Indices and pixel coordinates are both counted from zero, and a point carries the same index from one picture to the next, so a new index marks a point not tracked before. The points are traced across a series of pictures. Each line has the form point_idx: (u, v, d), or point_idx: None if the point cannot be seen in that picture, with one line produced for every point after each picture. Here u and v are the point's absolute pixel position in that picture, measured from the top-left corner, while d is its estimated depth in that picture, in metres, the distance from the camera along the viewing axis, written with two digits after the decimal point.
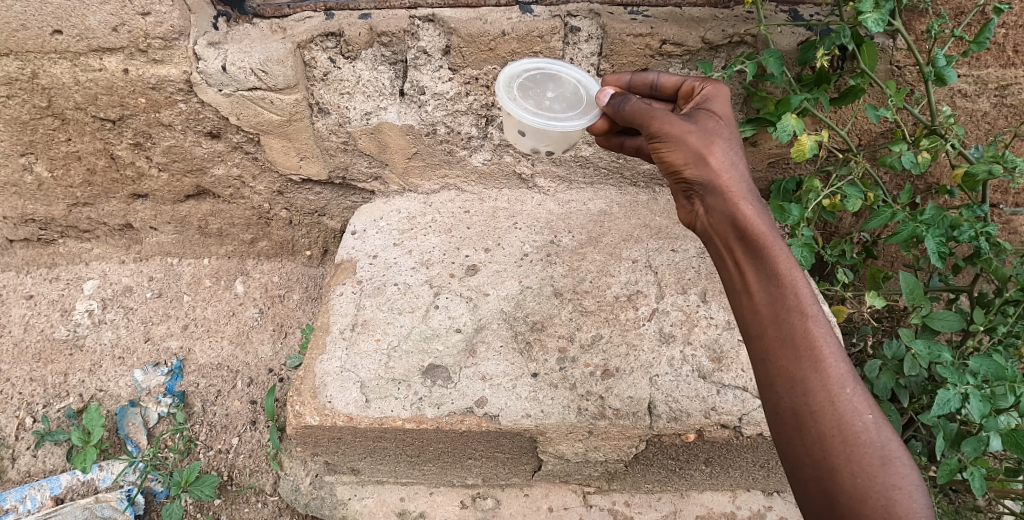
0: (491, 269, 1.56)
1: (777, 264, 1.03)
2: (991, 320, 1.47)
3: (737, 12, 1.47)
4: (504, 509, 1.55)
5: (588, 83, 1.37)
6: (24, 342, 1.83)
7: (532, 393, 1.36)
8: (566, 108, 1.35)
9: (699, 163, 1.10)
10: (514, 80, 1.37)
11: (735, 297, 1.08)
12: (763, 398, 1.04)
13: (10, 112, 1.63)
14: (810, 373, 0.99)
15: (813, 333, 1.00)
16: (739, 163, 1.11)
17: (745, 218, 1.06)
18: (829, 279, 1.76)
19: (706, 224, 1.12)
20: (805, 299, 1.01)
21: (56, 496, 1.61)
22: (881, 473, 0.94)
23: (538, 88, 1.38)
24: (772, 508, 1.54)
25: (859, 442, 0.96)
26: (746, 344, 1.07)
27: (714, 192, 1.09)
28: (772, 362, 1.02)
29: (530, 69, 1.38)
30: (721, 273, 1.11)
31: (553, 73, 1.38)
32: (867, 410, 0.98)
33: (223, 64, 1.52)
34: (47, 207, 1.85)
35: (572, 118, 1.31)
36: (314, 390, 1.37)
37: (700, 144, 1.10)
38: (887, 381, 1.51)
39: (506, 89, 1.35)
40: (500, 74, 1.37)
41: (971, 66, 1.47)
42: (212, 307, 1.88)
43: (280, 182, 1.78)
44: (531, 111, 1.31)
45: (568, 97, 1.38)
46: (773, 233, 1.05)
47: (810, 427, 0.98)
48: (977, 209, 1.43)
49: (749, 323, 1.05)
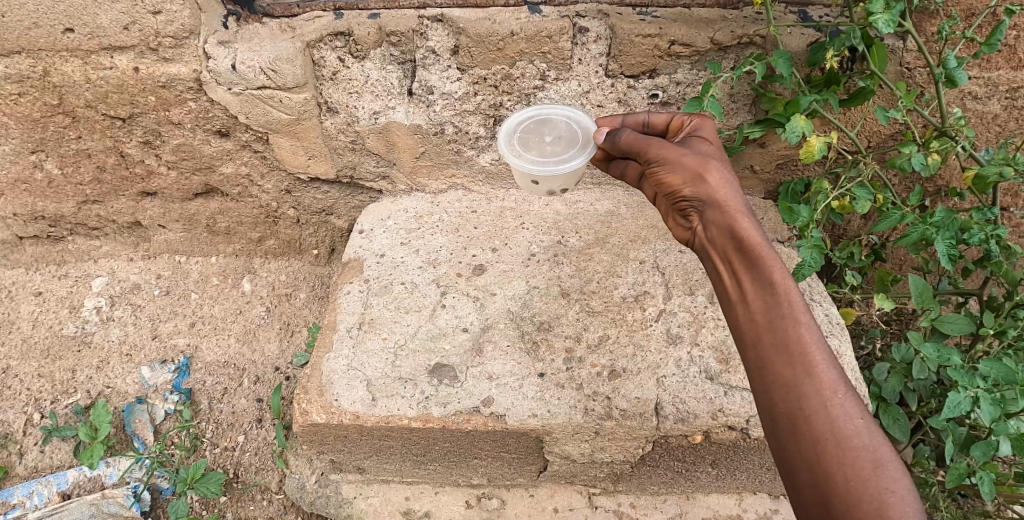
0: (498, 269, 1.56)
1: (772, 274, 1.03)
2: (1002, 324, 1.47)
3: (746, 13, 1.47)
4: (509, 510, 1.54)
5: (577, 116, 1.36)
6: (33, 338, 1.84)
7: (539, 393, 1.36)
8: (567, 147, 1.35)
9: (696, 181, 1.10)
10: (512, 135, 1.37)
11: (731, 310, 1.07)
12: (759, 407, 1.03)
13: (21, 110, 1.64)
14: (804, 379, 0.98)
15: (805, 339, 1.00)
16: (733, 179, 1.11)
17: (741, 229, 1.05)
18: (837, 281, 1.75)
19: (703, 239, 1.12)
20: (798, 307, 1.01)
21: (63, 492, 1.62)
22: (875, 476, 0.92)
23: (536, 135, 1.37)
24: (778, 512, 1.54)
25: (852, 446, 0.94)
26: (742, 355, 1.06)
27: (712, 207, 1.08)
28: (768, 369, 1.01)
29: (522, 119, 1.39)
30: (717, 287, 1.11)
31: (544, 118, 1.38)
32: (859, 415, 0.96)
33: (234, 62, 1.53)
34: (57, 204, 1.86)
35: (577, 156, 1.32)
36: (321, 388, 1.37)
37: (695, 162, 1.10)
38: (895, 385, 1.50)
39: (508, 147, 1.35)
40: (497, 134, 1.37)
41: (982, 68, 1.47)
42: (220, 304, 1.89)
43: (288, 182, 1.78)
44: (538, 161, 1.32)
45: (565, 135, 1.37)
46: (768, 245, 1.05)
47: (805, 433, 0.96)
48: (988, 212, 1.42)
49: (745, 334, 1.05)
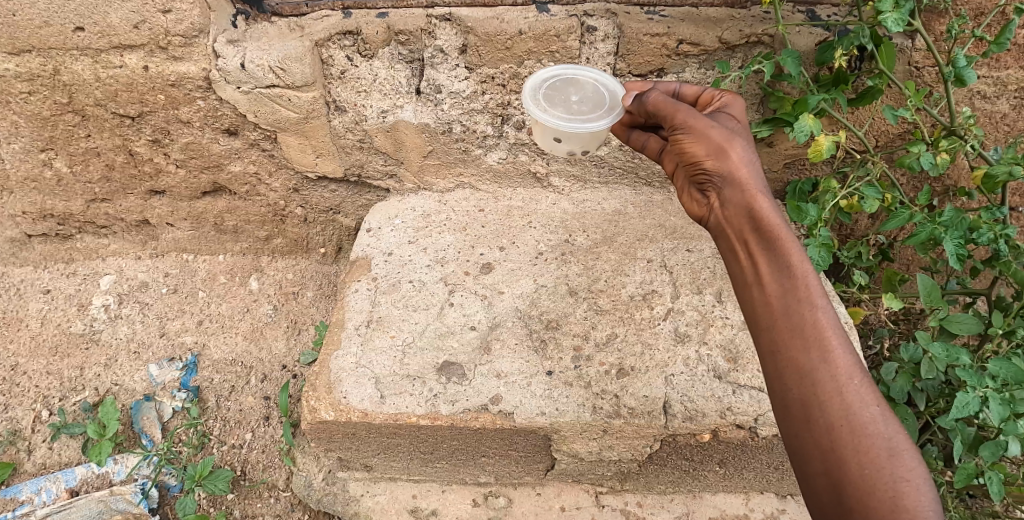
0: (506, 267, 1.56)
1: (790, 256, 1.02)
2: (1010, 324, 1.46)
3: (754, 12, 1.47)
4: (516, 508, 1.54)
5: (605, 78, 1.35)
6: (41, 335, 1.85)
7: (547, 391, 1.36)
8: (594, 107, 1.32)
9: (720, 155, 1.10)
10: (537, 91, 1.34)
11: (746, 291, 1.06)
12: (771, 390, 1.01)
13: (32, 108, 1.65)
14: (819, 363, 0.97)
15: (822, 324, 0.98)
16: (755, 158, 1.11)
17: (761, 209, 1.05)
18: (845, 281, 1.75)
19: (721, 217, 1.11)
20: (816, 291, 1.00)
21: (72, 488, 1.63)
22: (890, 464, 0.92)
23: (561, 94, 1.34)
24: (786, 511, 1.54)
25: (866, 433, 0.93)
26: (755, 338, 1.05)
27: (733, 185, 1.08)
28: (782, 352, 1.00)
29: (548, 78, 1.36)
30: (732, 268, 1.10)
31: (570, 78, 1.36)
32: (875, 403, 0.95)
33: (242, 61, 1.53)
34: (66, 202, 1.87)
35: (604, 117, 1.29)
36: (330, 385, 1.37)
37: (720, 136, 1.10)
38: (903, 384, 1.49)
39: (533, 102, 1.31)
40: (522, 89, 1.34)
41: (991, 67, 1.47)
42: (227, 302, 1.89)
43: (296, 180, 1.79)
44: (565, 117, 1.28)
45: (592, 97, 1.34)
46: (788, 227, 1.04)
47: (818, 418, 0.95)
48: (997, 211, 1.42)
49: (760, 316, 1.04)
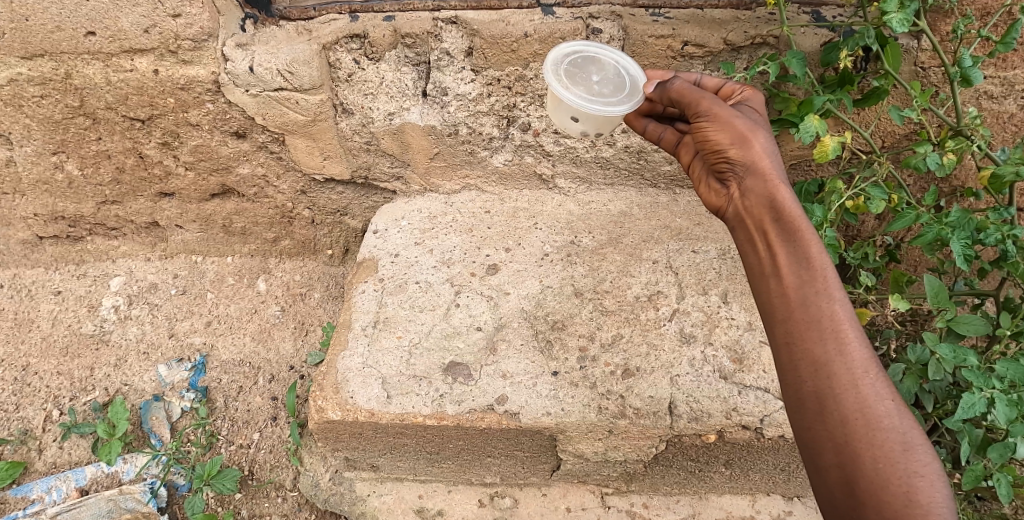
0: (511, 268, 1.57)
1: (809, 248, 1.02)
2: (1017, 325, 1.45)
3: (759, 13, 1.46)
4: (521, 509, 1.55)
5: (627, 62, 1.34)
6: (52, 336, 1.87)
7: (553, 392, 1.36)
8: (615, 90, 1.31)
9: (743, 144, 1.10)
10: (558, 66, 1.32)
11: (762, 281, 1.05)
12: (784, 382, 1.01)
13: (44, 112, 1.67)
14: (835, 356, 0.97)
15: (838, 317, 0.98)
16: (775, 151, 1.11)
17: (782, 200, 1.05)
18: (851, 282, 1.75)
19: (739, 208, 1.11)
20: (833, 284, 1.00)
21: (81, 487, 1.64)
22: (904, 459, 0.92)
23: (582, 73, 1.33)
24: (792, 514, 1.53)
25: (881, 426, 0.93)
26: (769, 328, 1.04)
27: (754, 174, 1.08)
28: (797, 344, 1.00)
29: (569, 54, 1.34)
30: (747, 258, 1.09)
31: (591, 57, 1.35)
32: (889, 397, 0.95)
33: (251, 65, 1.55)
34: (77, 205, 1.89)
35: (624, 102, 1.28)
36: (336, 386, 1.38)
37: (744, 126, 1.10)
38: (910, 386, 1.47)
39: (555, 77, 1.30)
40: (544, 61, 1.32)
41: (998, 67, 1.46)
42: (235, 304, 1.91)
43: (303, 182, 1.80)
44: (587, 98, 1.27)
45: (612, 79, 1.33)
46: (808, 219, 1.04)
47: (833, 411, 0.95)
48: (1004, 211, 1.41)
49: (775, 307, 1.03)
